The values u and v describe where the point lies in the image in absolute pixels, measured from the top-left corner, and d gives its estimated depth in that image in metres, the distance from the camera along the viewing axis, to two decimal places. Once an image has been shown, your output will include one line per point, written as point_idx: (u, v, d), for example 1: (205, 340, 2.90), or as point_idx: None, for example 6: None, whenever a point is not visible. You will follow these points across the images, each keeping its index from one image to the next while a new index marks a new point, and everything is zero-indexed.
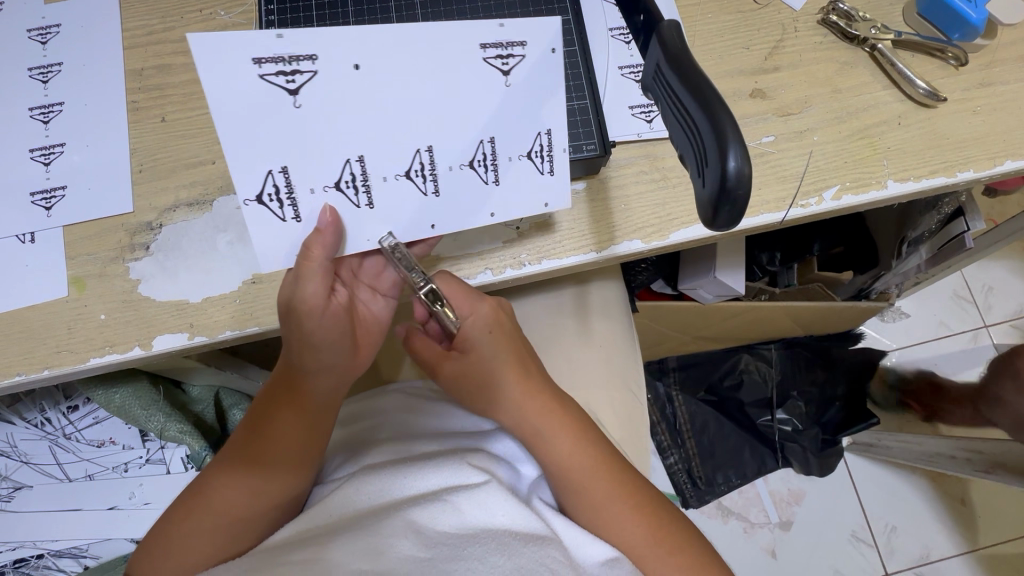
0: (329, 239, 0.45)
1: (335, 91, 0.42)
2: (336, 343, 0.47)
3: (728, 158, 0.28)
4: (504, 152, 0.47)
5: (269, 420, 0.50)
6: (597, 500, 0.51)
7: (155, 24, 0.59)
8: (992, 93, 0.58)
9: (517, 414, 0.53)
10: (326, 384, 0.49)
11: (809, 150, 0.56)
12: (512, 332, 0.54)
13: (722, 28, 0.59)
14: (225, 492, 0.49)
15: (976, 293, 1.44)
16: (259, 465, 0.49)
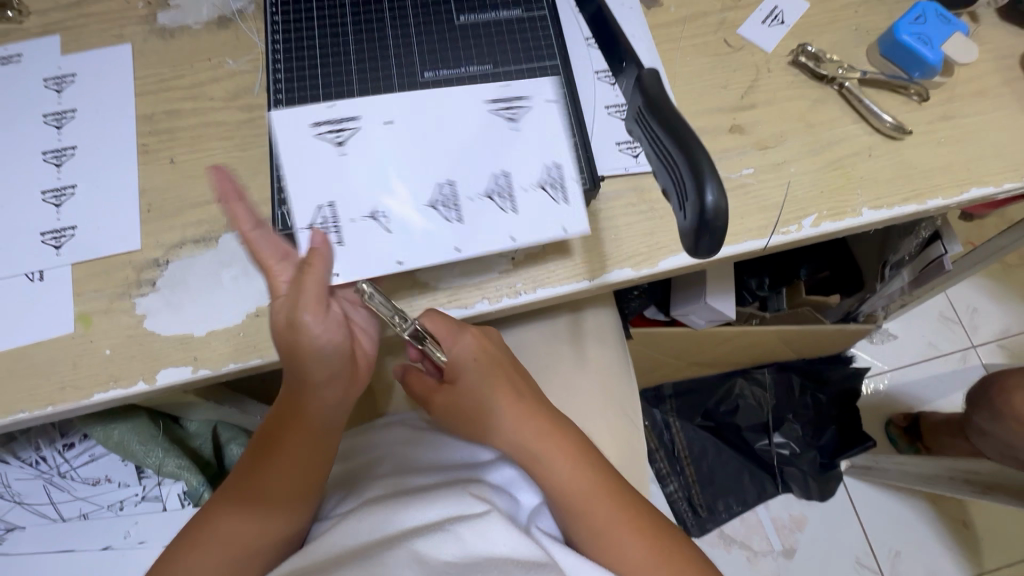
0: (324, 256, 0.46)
1: (371, 140, 0.53)
2: (339, 360, 0.48)
3: (706, 191, 0.31)
4: (517, 183, 0.53)
5: (277, 444, 0.51)
6: (599, 526, 0.51)
7: (166, 72, 0.62)
8: (954, 126, 0.62)
9: (514, 438, 0.54)
10: (335, 406, 0.51)
11: (787, 181, 0.59)
12: (496, 361, 0.56)
13: (700, 69, 0.63)
14: (230, 522, 0.49)
15: (961, 314, 1.48)
16: (270, 492, 0.50)
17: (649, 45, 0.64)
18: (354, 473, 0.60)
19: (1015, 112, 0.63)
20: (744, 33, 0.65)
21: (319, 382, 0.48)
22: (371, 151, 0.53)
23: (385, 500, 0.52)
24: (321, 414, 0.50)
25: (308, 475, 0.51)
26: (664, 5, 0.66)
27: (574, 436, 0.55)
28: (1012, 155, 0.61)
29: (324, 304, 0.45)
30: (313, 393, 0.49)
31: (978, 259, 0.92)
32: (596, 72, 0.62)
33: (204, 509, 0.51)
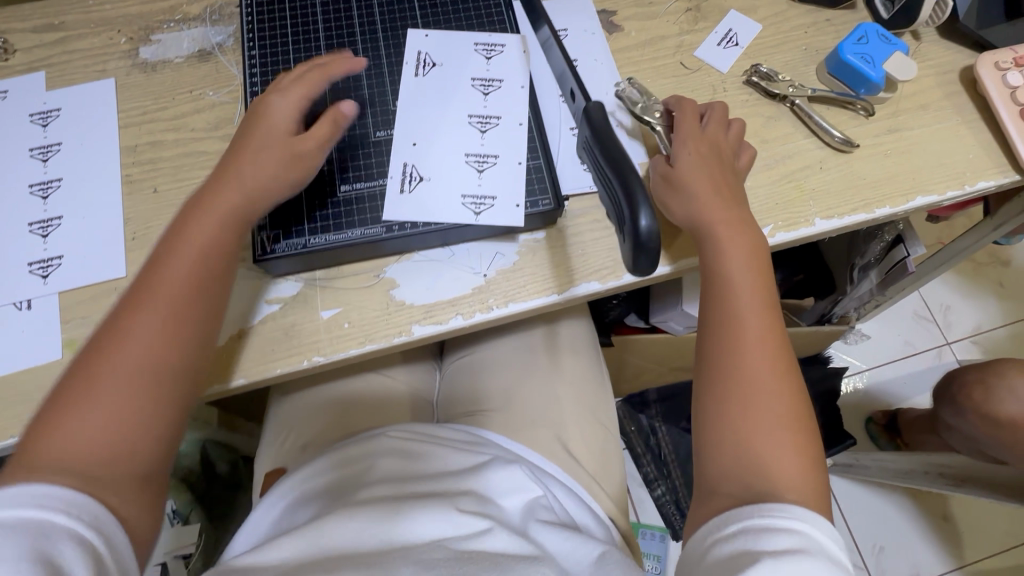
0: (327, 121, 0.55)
1: (419, 116, 0.62)
2: (207, 238, 0.50)
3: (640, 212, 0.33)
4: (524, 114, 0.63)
5: (147, 281, 0.48)
6: (738, 413, 0.49)
7: (149, 105, 0.65)
8: (899, 138, 0.66)
9: (726, 229, 0.55)
10: (213, 287, 0.50)
11: (744, 195, 0.63)
12: (735, 203, 0.56)
13: (660, 91, 0.67)
14: (139, 318, 0.46)
15: (935, 312, 1.52)
16: (145, 297, 0.47)
17: (610, 70, 0.68)
18: (346, 484, 0.58)
19: (956, 124, 0.67)
20: (701, 55, 0.69)
21: (198, 240, 0.50)
22: (431, 121, 0.62)
23: (385, 515, 0.51)
24: (206, 277, 0.49)
25: (174, 391, 0.46)
26: (625, 30, 0.70)
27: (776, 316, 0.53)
28: (954, 164, 0.65)
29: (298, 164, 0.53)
30: (199, 241, 0.50)
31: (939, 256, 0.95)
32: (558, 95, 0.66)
33: (63, 378, 0.45)
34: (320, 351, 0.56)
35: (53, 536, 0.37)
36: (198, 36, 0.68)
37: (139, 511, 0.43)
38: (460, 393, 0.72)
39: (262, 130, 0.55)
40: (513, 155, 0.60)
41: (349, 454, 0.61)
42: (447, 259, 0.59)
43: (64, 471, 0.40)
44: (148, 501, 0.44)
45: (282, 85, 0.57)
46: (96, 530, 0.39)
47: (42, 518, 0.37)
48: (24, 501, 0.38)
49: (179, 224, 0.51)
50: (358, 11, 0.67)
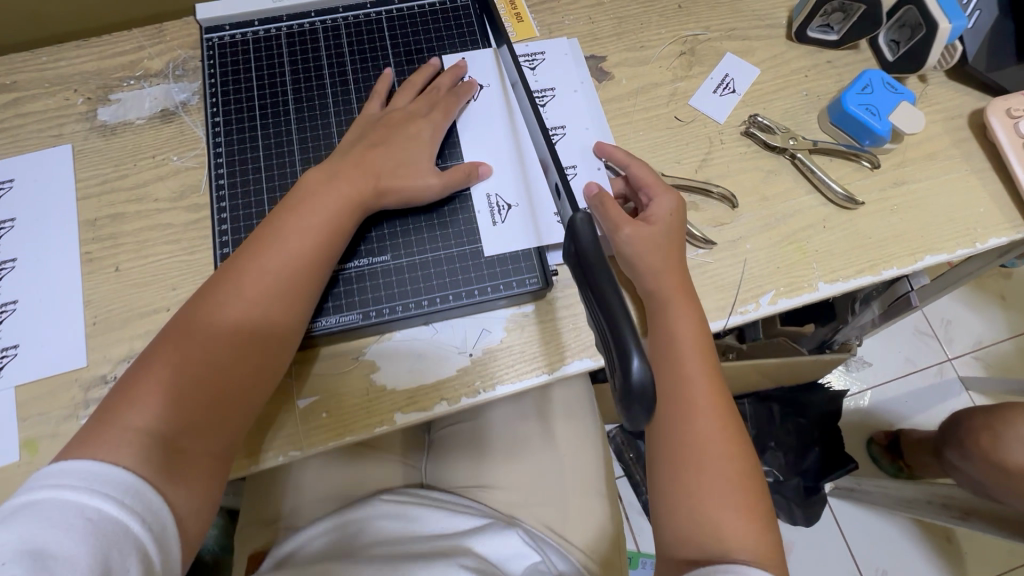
0: (386, 155, 0.56)
1: (487, 143, 0.61)
2: (307, 242, 0.51)
3: (631, 356, 0.30)
4: (583, 135, 0.61)
5: (241, 272, 0.50)
6: (688, 483, 0.46)
7: (109, 173, 0.61)
8: (906, 192, 0.62)
9: (664, 288, 0.51)
10: (307, 292, 0.51)
11: (743, 259, 0.59)
12: (673, 253, 0.52)
13: (654, 144, 0.63)
14: (163, 378, 0.46)
15: (935, 327, 1.48)
16: (234, 292, 0.49)
17: (598, 116, 0.63)
18: (344, 547, 0.59)
19: (966, 174, 0.63)
20: (695, 103, 0.65)
21: (300, 245, 0.51)
22: (493, 149, 0.61)
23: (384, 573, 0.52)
24: (298, 284, 0.51)
25: (243, 392, 0.49)
26: (615, 77, 0.66)
27: (720, 377, 0.50)
28: (965, 219, 0.61)
29: (337, 212, 0.53)
30: (301, 248, 0.51)
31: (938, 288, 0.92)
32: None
33: (161, 335, 0.49)
34: (296, 444, 0.52)
35: (99, 530, 0.38)
36: (161, 93, 0.64)
37: (193, 500, 0.45)
38: (452, 458, 0.70)
39: (399, 147, 0.56)
40: (594, 170, 0.60)
41: (346, 523, 0.62)
42: (430, 337, 0.56)
43: (137, 446, 0.43)
44: (202, 491, 0.46)
45: (408, 108, 0.59)
46: (142, 521, 0.41)
47: (93, 508, 0.39)
48: (89, 484, 0.40)
49: (273, 224, 0.52)
50: (329, 65, 0.63)
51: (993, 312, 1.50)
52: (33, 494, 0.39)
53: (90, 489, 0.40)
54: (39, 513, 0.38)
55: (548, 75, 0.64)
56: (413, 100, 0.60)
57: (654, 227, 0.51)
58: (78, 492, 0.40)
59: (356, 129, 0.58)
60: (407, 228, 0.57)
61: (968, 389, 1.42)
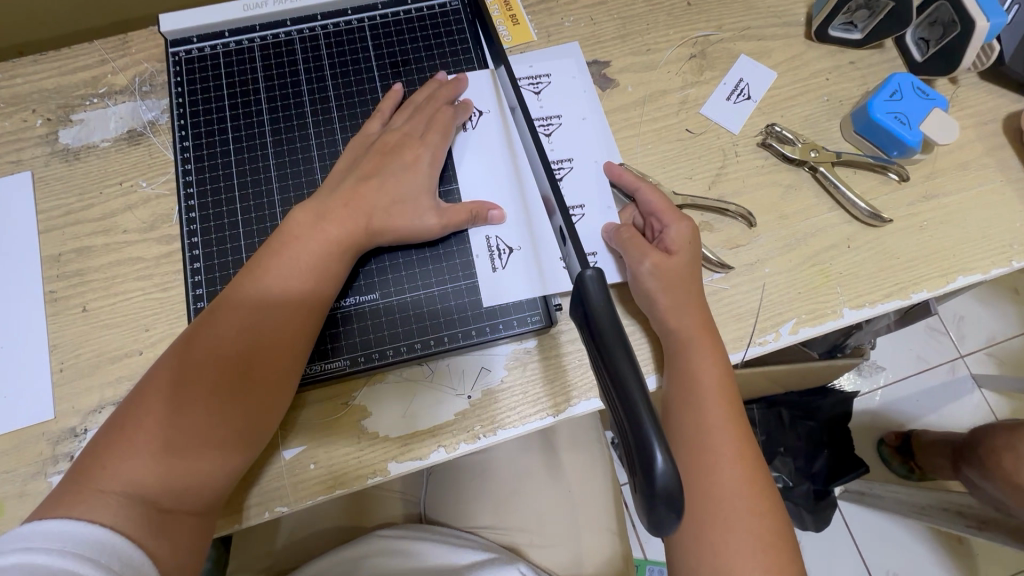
0: (378, 189, 0.51)
1: (485, 176, 0.56)
2: (305, 278, 0.47)
3: (654, 453, 0.26)
4: (588, 161, 0.57)
5: (233, 311, 0.45)
6: (713, 538, 0.42)
7: (73, 202, 0.56)
8: (936, 206, 0.57)
9: (685, 328, 0.47)
10: (306, 331, 0.46)
11: (761, 284, 0.55)
12: (692, 288, 0.49)
13: (663, 158, 0.58)
14: (149, 430, 0.41)
15: (948, 324, 1.36)
16: (225, 332, 0.44)
17: (603, 133, 0.58)
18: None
19: (1000, 185, 0.58)
20: (708, 112, 0.60)
21: (296, 280, 0.46)
22: (493, 182, 0.56)
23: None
24: (296, 324, 0.46)
25: (238, 441, 0.43)
26: (620, 85, 0.60)
27: (745, 425, 0.46)
28: (1000, 235, 0.57)
29: (327, 247, 0.48)
30: (298, 285, 0.46)
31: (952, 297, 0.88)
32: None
33: (146, 377, 0.44)
34: (282, 500, 0.48)
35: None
36: (127, 112, 0.59)
37: (179, 564, 0.40)
38: (455, 493, 0.67)
39: (397, 179, 0.52)
40: (600, 199, 0.55)
41: (340, 561, 0.58)
42: (425, 377, 0.52)
43: (120, 507, 0.39)
44: (189, 553, 0.41)
45: (404, 129, 0.54)
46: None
47: (67, 569, 0.35)
48: (66, 545, 0.36)
49: (268, 256, 0.47)
50: (307, 80, 0.58)
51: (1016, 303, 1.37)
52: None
53: (66, 551, 0.36)
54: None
55: (548, 94, 0.59)
56: (410, 119, 0.55)
57: (676, 258, 0.49)
58: (50, 551, 0.35)
59: (352, 154, 0.54)
60: (395, 262, 0.53)
61: (980, 387, 1.30)
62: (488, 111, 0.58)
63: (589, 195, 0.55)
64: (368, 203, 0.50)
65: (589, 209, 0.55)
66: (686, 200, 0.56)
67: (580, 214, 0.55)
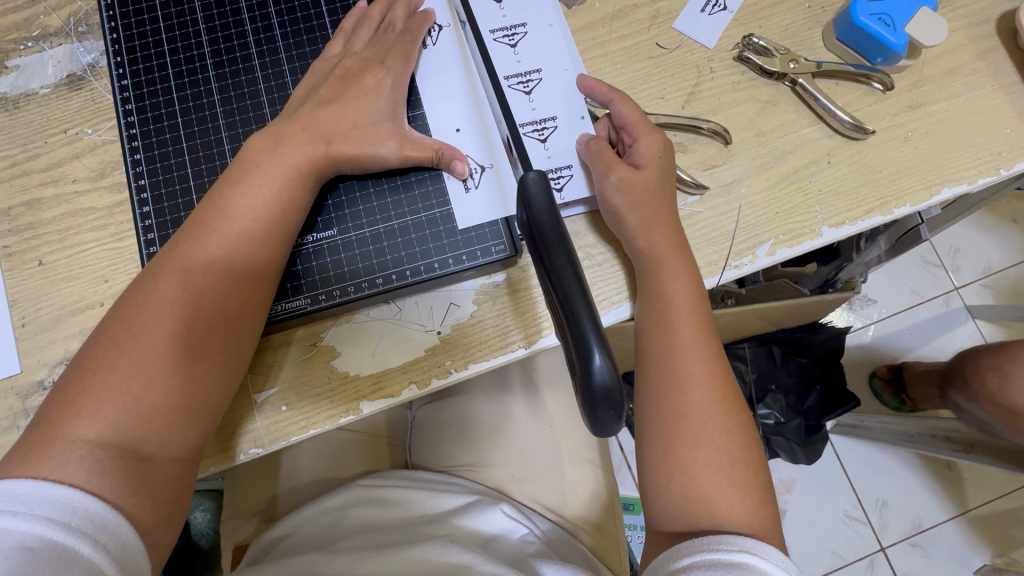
0: (334, 111, 0.48)
1: (446, 94, 0.53)
2: (260, 221, 0.45)
3: (593, 357, 0.28)
4: (556, 71, 0.54)
5: (190, 258, 0.44)
6: (678, 458, 0.42)
7: (18, 154, 0.53)
8: (923, 115, 0.54)
9: (654, 245, 0.46)
10: (269, 277, 0.46)
11: (737, 205, 0.53)
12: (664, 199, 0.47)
13: (634, 78, 0.55)
14: (110, 385, 0.40)
15: (943, 256, 1.34)
16: (183, 280, 0.43)
17: (570, 47, 0.54)
18: (329, 533, 0.56)
19: (991, 90, 0.55)
20: (681, 26, 0.56)
21: (253, 225, 0.45)
22: (456, 100, 0.53)
23: (357, 567, 0.49)
24: (259, 271, 0.45)
25: (208, 388, 0.43)
26: (587, 0, 0.56)
27: (716, 343, 0.45)
28: (988, 142, 0.54)
29: (279, 191, 0.46)
30: (257, 228, 0.45)
31: (943, 222, 0.86)
32: (507, 78, 0.53)
33: (102, 330, 0.43)
34: (256, 442, 0.49)
35: (48, 559, 0.35)
36: (65, 55, 0.55)
37: (160, 515, 0.41)
38: (437, 437, 0.67)
39: (357, 104, 0.49)
40: (572, 108, 0.52)
41: (327, 510, 0.59)
42: (392, 316, 0.51)
43: (90, 459, 0.38)
44: (168, 505, 0.41)
45: (365, 54, 0.51)
46: (96, 542, 0.37)
47: (36, 534, 0.35)
48: (32, 508, 0.36)
49: (219, 201, 0.45)
50: (248, 8, 0.54)
51: (1016, 230, 1.34)
52: None
53: (34, 513, 0.36)
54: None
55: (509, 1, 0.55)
56: (371, 44, 0.52)
57: (645, 171, 0.47)
58: (16, 517, 0.35)
59: (311, 80, 0.51)
60: (352, 197, 0.51)
61: (974, 317, 1.30)
62: (446, 26, 0.54)
63: (561, 107, 0.53)
64: (320, 132, 0.48)
65: (561, 121, 0.52)
66: (657, 119, 0.53)
67: (551, 126, 0.52)
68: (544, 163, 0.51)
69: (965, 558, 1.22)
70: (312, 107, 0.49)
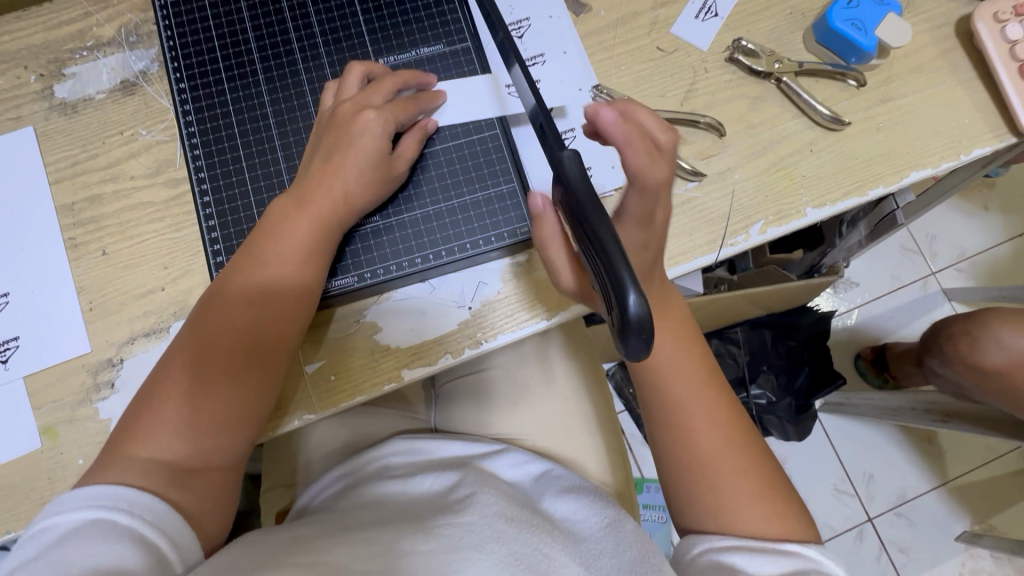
0: (354, 151, 0.52)
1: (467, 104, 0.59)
2: (291, 257, 0.50)
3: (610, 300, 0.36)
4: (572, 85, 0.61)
5: (233, 300, 0.49)
6: (688, 448, 0.51)
7: (78, 153, 0.58)
8: (893, 108, 0.61)
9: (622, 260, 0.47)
10: (297, 315, 0.51)
11: (730, 190, 0.59)
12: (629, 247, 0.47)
13: (638, 78, 0.61)
14: (171, 412, 0.46)
15: (920, 242, 1.42)
16: (229, 321, 0.49)
17: (582, 59, 0.61)
18: (367, 477, 0.62)
19: (951, 85, 0.62)
20: (677, 31, 0.63)
21: (282, 264, 0.50)
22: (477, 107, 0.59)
23: (400, 506, 0.55)
24: (293, 309, 0.50)
25: (249, 409, 0.49)
26: (593, 8, 0.63)
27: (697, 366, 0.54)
28: (950, 131, 0.61)
29: (312, 218, 0.51)
30: (286, 268, 0.50)
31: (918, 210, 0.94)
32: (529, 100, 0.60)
33: (163, 362, 0.49)
34: (309, 409, 0.54)
35: (92, 529, 0.41)
36: (118, 63, 0.60)
37: (203, 510, 0.47)
38: (461, 405, 0.73)
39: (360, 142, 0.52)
40: None
41: (369, 459, 0.65)
42: (427, 293, 0.57)
43: (154, 471, 0.45)
44: (213, 502, 0.47)
45: (354, 99, 0.54)
46: (133, 515, 0.42)
47: (81, 518, 0.42)
48: (86, 503, 0.42)
49: (254, 246, 0.51)
50: (291, 18, 0.60)
51: (988, 216, 1.42)
52: (43, 521, 0.42)
53: (87, 505, 0.42)
54: (39, 536, 0.41)
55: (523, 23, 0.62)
56: (365, 88, 0.55)
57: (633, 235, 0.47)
58: (72, 510, 0.42)
59: (315, 134, 0.55)
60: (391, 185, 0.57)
61: (950, 299, 1.38)
62: (470, 33, 0.61)
63: (575, 118, 0.60)
64: (341, 172, 0.51)
65: (580, 131, 0.60)
66: (659, 115, 0.60)
67: (571, 137, 0.60)
68: None
69: (946, 525, 1.30)
70: (323, 159, 0.52)
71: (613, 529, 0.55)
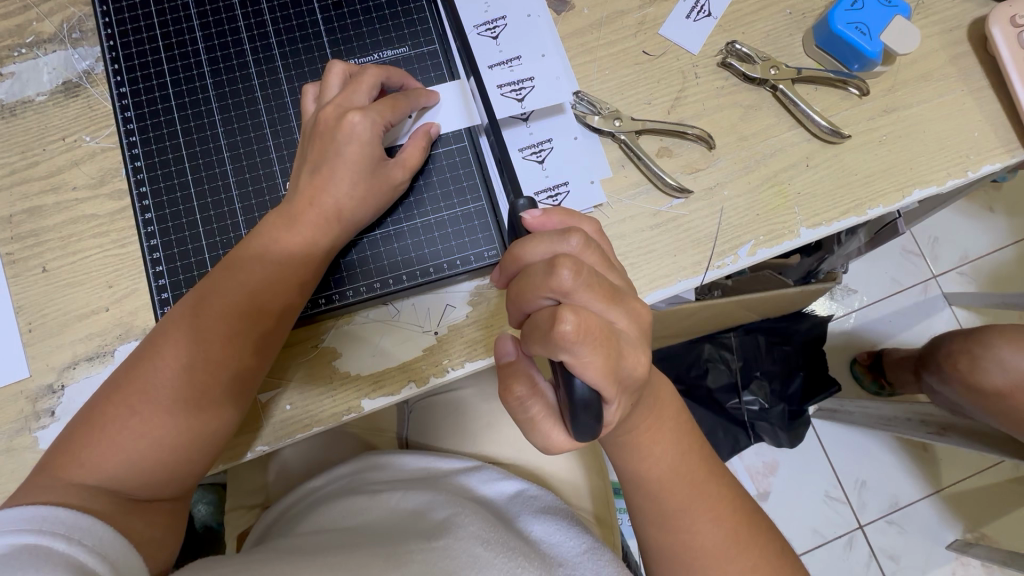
0: (340, 161, 0.47)
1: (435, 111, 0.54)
2: (265, 269, 0.46)
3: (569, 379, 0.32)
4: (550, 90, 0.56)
5: (202, 311, 0.45)
6: (670, 496, 0.46)
7: (18, 160, 0.54)
8: (897, 119, 0.57)
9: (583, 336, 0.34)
10: (271, 333, 0.47)
11: (719, 208, 0.55)
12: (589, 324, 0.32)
13: (622, 83, 0.57)
14: (124, 430, 0.42)
15: (922, 245, 1.37)
16: (195, 332, 0.44)
17: (563, 61, 0.56)
18: (330, 498, 0.58)
19: (961, 95, 0.57)
20: (667, 32, 0.58)
21: (259, 273, 0.46)
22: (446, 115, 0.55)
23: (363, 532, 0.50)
24: (270, 324, 0.47)
25: (211, 433, 0.45)
26: (576, 7, 0.58)
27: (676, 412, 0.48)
28: (957, 145, 0.57)
29: (295, 232, 0.47)
30: (263, 279, 0.46)
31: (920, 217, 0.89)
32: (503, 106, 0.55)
33: (120, 371, 0.44)
34: (262, 440, 0.51)
35: (20, 555, 0.33)
36: (60, 62, 0.56)
37: (151, 537, 0.42)
38: (434, 424, 0.70)
39: (345, 152, 0.47)
40: (567, 129, 0.56)
41: (338, 478, 0.63)
42: (389, 317, 0.53)
43: (98, 494, 0.40)
44: (161, 528, 0.43)
45: (338, 101, 0.48)
46: (70, 540, 0.36)
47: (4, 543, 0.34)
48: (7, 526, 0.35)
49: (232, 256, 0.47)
50: (243, 18, 0.56)
51: (994, 220, 1.37)
52: None
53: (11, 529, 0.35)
54: None
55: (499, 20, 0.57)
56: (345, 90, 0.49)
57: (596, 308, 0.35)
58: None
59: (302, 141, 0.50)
60: None
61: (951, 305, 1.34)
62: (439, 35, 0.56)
63: (553, 127, 0.56)
64: (326, 186, 0.47)
65: (558, 142, 0.56)
66: (645, 124, 0.55)
67: (548, 148, 0.56)
68: (543, 182, 0.55)
69: (938, 534, 1.28)
70: (311, 171, 0.47)
71: (591, 554, 0.51)
